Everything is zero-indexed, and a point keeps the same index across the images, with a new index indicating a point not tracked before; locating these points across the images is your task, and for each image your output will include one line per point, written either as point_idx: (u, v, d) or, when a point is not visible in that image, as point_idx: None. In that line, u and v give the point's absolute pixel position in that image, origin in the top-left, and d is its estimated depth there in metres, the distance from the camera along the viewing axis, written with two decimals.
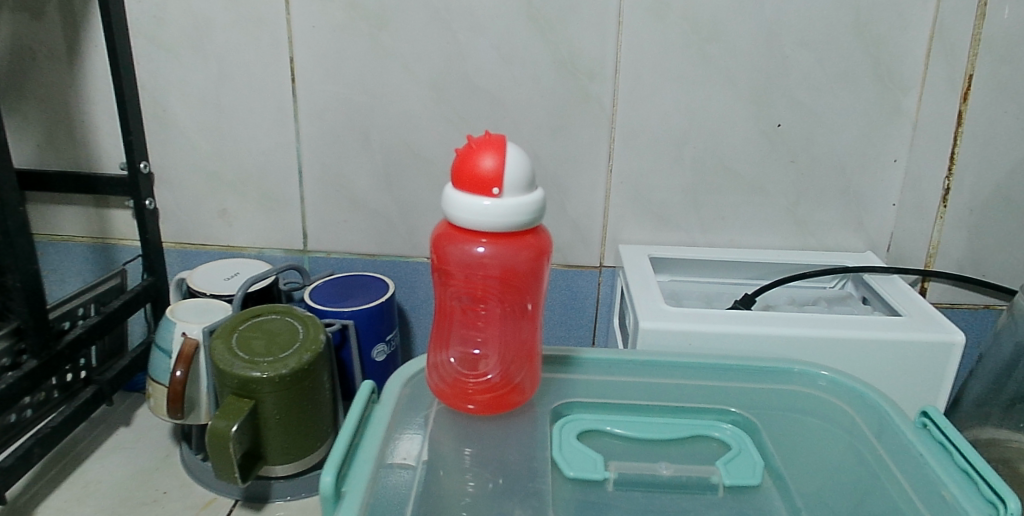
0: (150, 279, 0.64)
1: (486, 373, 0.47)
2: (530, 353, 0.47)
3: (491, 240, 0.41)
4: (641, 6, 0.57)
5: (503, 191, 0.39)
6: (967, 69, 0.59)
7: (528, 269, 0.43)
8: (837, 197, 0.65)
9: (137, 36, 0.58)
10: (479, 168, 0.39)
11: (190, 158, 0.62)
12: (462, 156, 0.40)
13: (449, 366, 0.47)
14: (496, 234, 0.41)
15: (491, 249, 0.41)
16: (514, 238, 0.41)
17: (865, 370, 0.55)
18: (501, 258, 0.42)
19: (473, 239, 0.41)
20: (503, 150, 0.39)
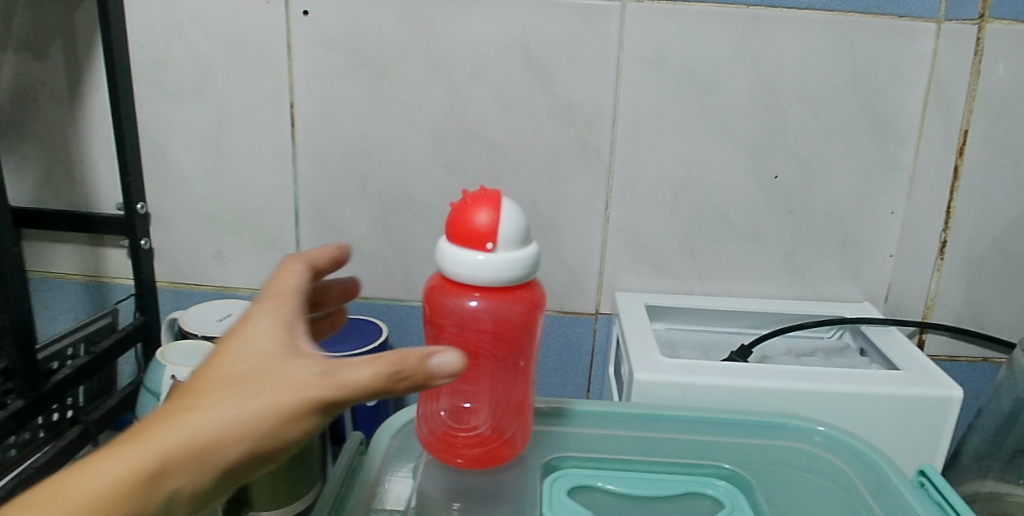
0: (143, 318, 0.63)
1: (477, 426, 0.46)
2: (522, 407, 0.47)
3: (484, 294, 0.40)
4: (640, 59, 0.58)
5: (497, 247, 0.39)
6: (962, 125, 0.61)
7: (521, 323, 0.42)
8: (834, 248, 0.65)
9: (139, 79, 0.59)
10: (474, 224, 0.39)
11: (187, 199, 0.62)
12: (457, 210, 0.40)
13: (439, 419, 0.47)
14: (491, 289, 0.40)
15: (485, 302, 0.41)
16: (508, 292, 0.41)
17: (862, 426, 0.54)
18: (494, 312, 0.41)
19: (467, 293, 0.41)
20: (498, 205, 0.39)
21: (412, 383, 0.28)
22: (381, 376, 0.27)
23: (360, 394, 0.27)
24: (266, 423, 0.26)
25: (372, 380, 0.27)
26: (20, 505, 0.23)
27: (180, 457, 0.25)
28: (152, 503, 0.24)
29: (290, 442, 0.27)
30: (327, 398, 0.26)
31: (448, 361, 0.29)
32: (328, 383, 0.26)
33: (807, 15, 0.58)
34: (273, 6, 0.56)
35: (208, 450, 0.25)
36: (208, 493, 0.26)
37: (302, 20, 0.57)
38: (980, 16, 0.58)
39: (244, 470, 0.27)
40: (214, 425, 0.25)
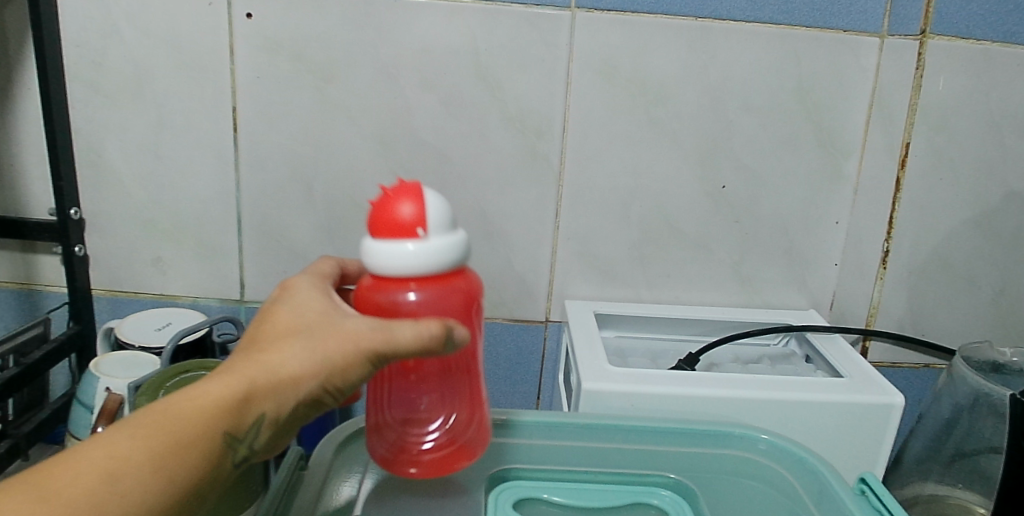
0: (77, 328, 0.61)
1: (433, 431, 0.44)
2: (478, 400, 0.45)
3: (421, 285, 0.38)
4: (589, 68, 0.59)
5: (428, 234, 0.37)
6: (905, 138, 0.61)
7: (466, 312, 0.40)
8: (779, 257, 0.66)
9: (73, 80, 0.57)
10: (400, 215, 0.37)
11: (124, 205, 0.60)
12: (377, 207, 0.38)
13: (394, 432, 0.45)
14: (428, 277, 0.37)
15: (424, 292, 0.38)
16: (446, 280, 0.38)
17: (806, 433, 0.55)
18: (434, 305, 0.38)
19: (402, 286, 0.38)
20: (421, 196, 0.38)
21: (422, 341, 0.32)
22: (419, 332, 0.32)
23: (410, 349, 0.32)
24: (339, 364, 0.32)
25: (404, 337, 0.32)
26: (128, 429, 0.29)
27: (262, 390, 0.31)
28: (246, 422, 0.31)
29: (355, 381, 0.33)
30: (391, 349, 0.32)
31: (454, 333, 0.34)
32: (389, 335, 0.32)
33: (754, 28, 0.59)
34: (216, 8, 0.55)
35: (287, 386, 0.31)
36: (285, 422, 0.32)
37: (245, 23, 0.55)
38: (921, 32, 0.59)
39: (321, 403, 0.33)
40: (293, 368, 0.31)
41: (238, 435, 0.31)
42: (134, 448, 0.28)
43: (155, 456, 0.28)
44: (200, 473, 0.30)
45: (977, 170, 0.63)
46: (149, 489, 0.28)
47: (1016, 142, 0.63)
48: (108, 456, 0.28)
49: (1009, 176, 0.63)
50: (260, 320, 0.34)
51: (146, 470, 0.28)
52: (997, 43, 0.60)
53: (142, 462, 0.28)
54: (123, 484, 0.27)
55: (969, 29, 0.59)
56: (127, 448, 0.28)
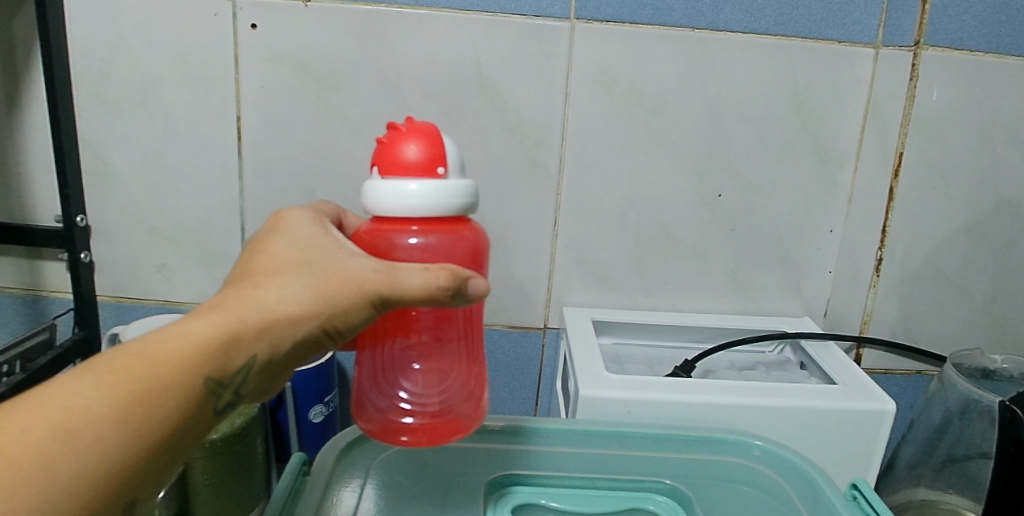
0: (82, 334, 0.61)
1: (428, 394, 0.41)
2: (475, 366, 0.43)
3: (423, 228, 0.37)
4: (588, 79, 0.60)
5: (431, 175, 0.36)
6: (898, 147, 0.63)
7: (470, 262, 0.39)
8: (774, 265, 0.67)
9: (80, 90, 0.58)
10: (404, 154, 0.36)
11: (129, 212, 0.61)
12: (383, 144, 0.38)
13: (386, 398, 0.42)
14: (432, 220, 0.37)
15: (427, 235, 0.37)
16: (451, 226, 0.38)
17: (799, 440, 0.56)
18: (435, 250, 0.38)
19: (403, 230, 0.37)
20: (437, 140, 0.37)
21: (446, 294, 0.35)
22: (428, 282, 0.35)
23: (417, 295, 0.35)
24: (335, 306, 0.33)
25: (428, 283, 0.35)
26: (110, 362, 0.29)
27: (253, 328, 0.32)
28: (234, 364, 0.31)
29: (349, 326, 0.35)
30: (389, 292, 0.34)
31: (475, 284, 0.37)
32: (392, 282, 0.34)
33: (751, 39, 0.60)
34: (221, 19, 0.56)
35: (281, 324, 0.32)
36: (270, 365, 0.33)
37: (250, 33, 0.56)
38: (915, 43, 0.60)
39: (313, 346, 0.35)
40: (292, 307, 0.33)
41: (224, 379, 0.32)
42: (118, 381, 0.29)
43: (130, 402, 0.28)
44: (182, 417, 0.30)
45: (970, 179, 0.64)
46: (121, 440, 0.28)
47: (1008, 152, 0.64)
48: (68, 410, 0.28)
49: (1000, 185, 0.65)
50: (252, 255, 0.36)
51: (120, 424, 0.28)
52: (989, 54, 0.61)
53: (116, 414, 0.28)
54: (88, 437, 0.27)
55: (962, 40, 0.60)
56: (112, 379, 0.29)
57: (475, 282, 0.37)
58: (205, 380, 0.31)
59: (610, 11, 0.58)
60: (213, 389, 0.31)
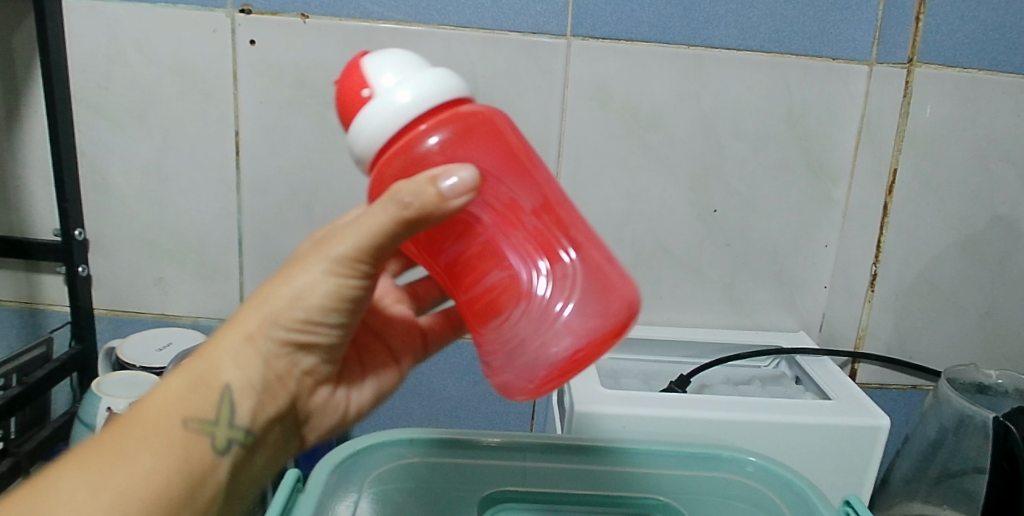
0: (79, 347, 0.62)
1: (562, 306, 0.32)
2: (581, 245, 0.34)
3: (432, 125, 0.31)
4: (585, 95, 0.60)
5: (410, 74, 0.30)
6: (892, 164, 0.63)
7: (497, 141, 0.33)
8: (770, 280, 0.67)
9: (80, 105, 0.58)
10: (372, 78, 0.30)
11: (128, 226, 0.61)
12: (338, 93, 0.32)
13: (520, 351, 0.32)
14: (437, 110, 0.31)
15: (442, 126, 0.31)
16: (457, 112, 0.31)
17: (793, 455, 0.56)
18: (460, 143, 0.32)
19: (415, 138, 0.31)
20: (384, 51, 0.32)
21: (435, 201, 0.28)
22: (386, 207, 0.29)
23: (386, 234, 0.30)
24: (293, 291, 0.32)
25: (399, 197, 0.28)
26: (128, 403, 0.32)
27: (251, 320, 0.32)
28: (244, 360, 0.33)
29: (324, 302, 0.32)
30: (346, 251, 0.31)
31: (456, 178, 0.28)
32: (343, 240, 0.31)
33: (745, 55, 0.61)
34: (220, 35, 0.56)
35: (243, 331, 0.32)
36: (254, 380, 0.33)
37: (249, 49, 0.57)
38: (909, 61, 0.61)
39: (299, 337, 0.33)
40: (250, 313, 0.32)
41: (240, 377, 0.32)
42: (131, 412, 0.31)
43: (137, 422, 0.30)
44: (177, 459, 0.30)
45: (963, 195, 0.65)
46: (107, 505, 0.27)
47: (1001, 168, 0.64)
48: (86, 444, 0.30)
49: (994, 200, 0.65)
50: None
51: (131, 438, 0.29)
52: (982, 71, 0.61)
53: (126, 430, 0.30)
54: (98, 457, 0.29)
55: (955, 57, 0.61)
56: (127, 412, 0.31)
57: (452, 176, 0.28)
58: (183, 416, 0.31)
59: (606, 28, 0.59)
60: (200, 423, 0.31)
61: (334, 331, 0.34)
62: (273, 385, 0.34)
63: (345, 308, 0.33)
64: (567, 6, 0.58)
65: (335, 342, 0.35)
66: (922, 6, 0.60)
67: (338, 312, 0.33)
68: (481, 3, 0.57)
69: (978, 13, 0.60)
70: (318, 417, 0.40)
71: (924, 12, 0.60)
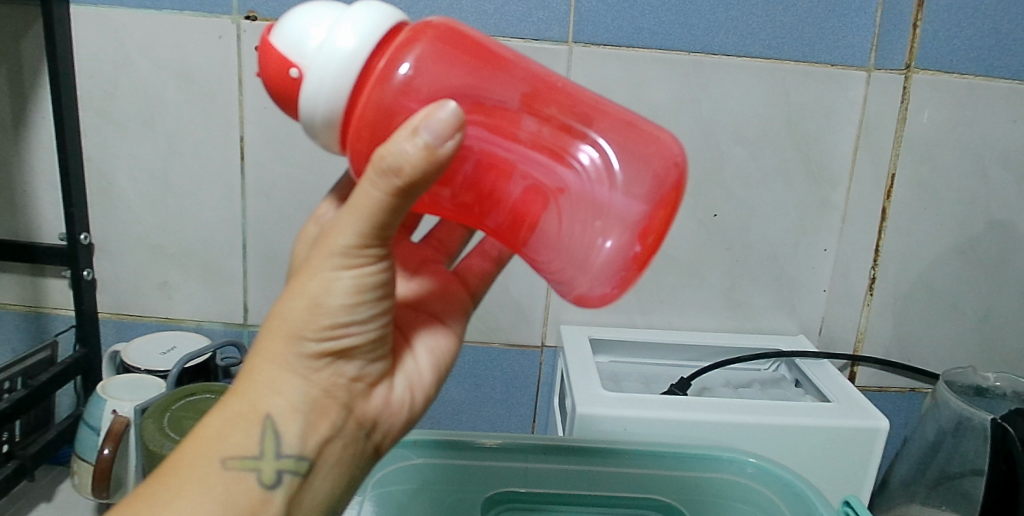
0: (83, 351, 0.62)
1: (608, 204, 0.32)
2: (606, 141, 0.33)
3: (393, 59, 0.29)
4: None
5: (345, 14, 0.28)
6: (890, 168, 0.64)
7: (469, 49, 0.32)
8: (770, 284, 0.68)
9: (86, 110, 0.59)
10: (301, 29, 0.28)
11: (133, 230, 0.62)
12: (263, 61, 0.29)
13: (581, 256, 0.32)
14: (386, 43, 0.29)
15: (404, 53, 0.29)
16: (411, 40, 0.30)
17: (793, 458, 0.56)
18: (429, 66, 0.30)
19: (382, 77, 0.29)
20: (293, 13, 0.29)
21: (418, 153, 0.26)
22: (376, 182, 0.27)
23: (383, 206, 0.27)
24: (306, 297, 0.29)
25: (383, 161, 0.26)
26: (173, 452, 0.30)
27: (270, 340, 0.29)
28: (270, 383, 0.29)
29: (338, 298, 0.29)
30: (347, 242, 0.28)
31: (434, 120, 0.26)
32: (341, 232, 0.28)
33: (745, 62, 0.61)
34: (225, 40, 0.57)
35: (265, 351, 0.29)
36: (295, 396, 0.29)
37: (253, 55, 0.57)
38: (906, 67, 0.62)
39: (329, 342, 0.29)
40: (269, 331, 0.30)
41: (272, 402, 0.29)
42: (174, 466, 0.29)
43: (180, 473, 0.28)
44: (221, 501, 0.28)
45: (960, 200, 0.65)
46: None
47: (998, 173, 0.65)
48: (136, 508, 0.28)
49: (992, 205, 0.66)
50: None
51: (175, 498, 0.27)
52: (979, 77, 0.62)
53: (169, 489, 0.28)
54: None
55: (952, 63, 0.62)
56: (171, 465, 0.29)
57: (430, 123, 0.26)
58: (224, 457, 0.29)
59: (607, 34, 0.59)
60: (243, 461, 0.29)
61: (369, 328, 0.30)
62: (323, 401, 0.30)
63: (370, 298, 0.29)
64: (569, 13, 0.59)
65: (378, 340, 0.31)
66: (918, 13, 0.61)
67: (364, 306, 0.29)
68: (484, 10, 0.58)
69: (974, 20, 0.61)
70: (394, 415, 0.34)
71: (921, 19, 0.61)
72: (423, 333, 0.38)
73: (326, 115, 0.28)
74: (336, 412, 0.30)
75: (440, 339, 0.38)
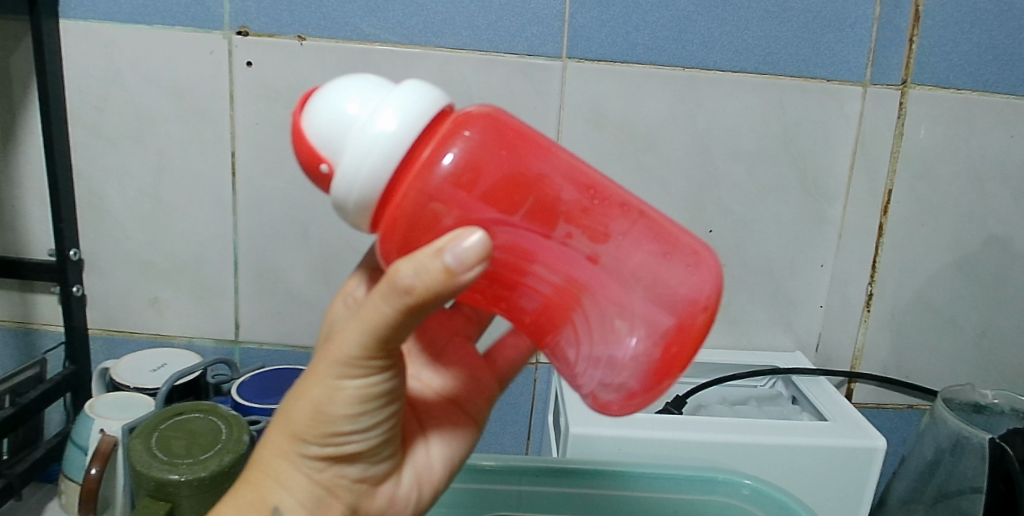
0: (72, 368, 0.61)
1: (637, 313, 0.31)
2: (639, 245, 0.32)
3: (434, 149, 0.29)
4: (581, 117, 0.61)
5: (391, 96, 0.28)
6: (886, 185, 0.64)
7: (507, 142, 0.31)
8: (766, 300, 0.67)
9: (76, 125, 0.58)
10: (345, 104, 0.28)
11: (123, 245, 0.61)
12: (301, 128, 0.29)
13: (610, 360, 0.32)
14: (429, 133, 0.29)
15: (444, 146, 0.29)
16: (454, 131, 0.30)
17: (790, 477, 0.55)
18: (470, 156, 0.30)
19: (425, 166, 0.29)
20: (329, 89, 0.29)
21: (443, 275, 0.27)
22: (388, 298, 0.28)
23: (389, 323, 0.29)
24: (315, 405, 0.32)
25: (404, 278, 0.27)
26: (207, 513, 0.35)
27: (283, 436, 0.33)
28: (283, 475, 0.33)
29: (343, 406, 0.32)
30: (352, 355, 0.31)
31: (464, 246, 0.26)
32: (346, 343, 0.31)
33: (740, 77, 0.61)
34: (217, 56, 0.57)
35: (277, 447, 0.33)
36: (305, 491, 0.33)
37: (245, 70, 0.57)
38: (903, 82, 0.61)
39: (334, 444, 0.32)
40: (282, 428, 0.33)
41: (283, 494, 0.33)
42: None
43: None
44: None
45: (957, 216, 0.65)
46: None
47: (995, 188, 0.64)
48: None
49: (989, 220, 0.65)
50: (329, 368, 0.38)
51: None
52: (975, 93, 0.62)
53: None
54: None
55: (949, 79, 0.61)
56: None
57: (454, 247, 0.27)
58: None
59: (601, 50, 0.59)
60: None
61: (370, 431, 0.33)
62: (327, 498, 0.34)
63: (372, 408, 0.32)
64: (563, 29, 0.58)
65: (381, 442, 0.34)
66: (914, 29, 0.60)
67: (367, 412, 0.32)
68: (477, 26, 0.58)
69: (971, 35, 0.61)
70: (399, 504, 0.37)
71: (916, 35, 0.60)
72: (438, 417, 0.40)
73: (360, 194, 0.28)
74: (342, 507, 0.34)
75: (457, 427, 0.41)
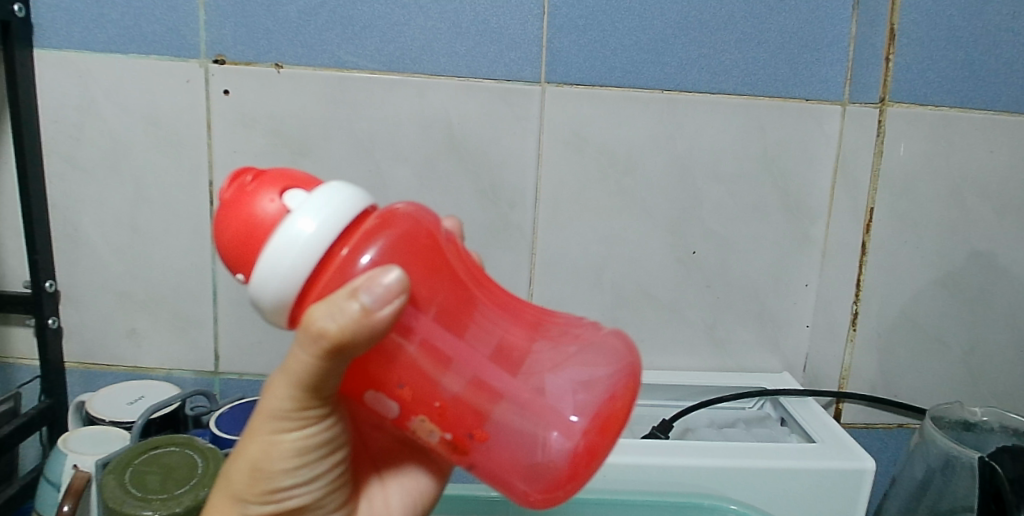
0: (48, 401, 0.60)
1: (551, 416, 0.34)
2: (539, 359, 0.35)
3: (353, 250, 0.31)
4: (561, 141, 0.61)
5: (311, 203, 0.30)
6: (868, 203, 0.64)
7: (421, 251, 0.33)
8: (752, 321, 0.67)
9: (50, 156, 0.58)
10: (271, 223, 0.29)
11: (100, 277, 0.61)
12: (230, 231, 0.30)
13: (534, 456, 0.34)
14: (347, 233, 0.30)
15: (364, 246, 0.31)
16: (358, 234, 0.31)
17: (781, 503, 0.54)
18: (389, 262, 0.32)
19: (344, 265, 0.30)
20: (259, 194, 0.30)
21: (359, 314, 0.29)
22: (306, 344, 0.31)
23: (316, 365, 0.32)
24: (250, 463, 0.36)
25: (314, 326, 0.30)
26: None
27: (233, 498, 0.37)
28: None
29: (279, 460, 0.36)
30: (285, 409, 0.35)
31: (374, 283, 0.29)
32: (276, 399, 0.35)
33: (720, 98, 0.61)
34: (193, 85, 0.57)
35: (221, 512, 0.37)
36: None
37: (222, 98, 0.57)
38: (881, 100, 0.61)
39: (275, 501, 0.37)
40: (225, 492, 0.37)
41: None
42: None
43: None
44: None
45: (941, 232, 0.65)
46: None
47: (977, 204, 0.64)
48: None
49: (972, 236, 0.65)
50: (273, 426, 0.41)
51: None
52: (954, 109, 0.62)
53: None
54: None
55: (927, 95, 0.62)
56: None
57: (371, 287, 0.29)
58: None
59: (580, 74, 0.59)
60: None
61: (310, 484, 0.37)
62: None
63: (307, 461, 0.37)
64: (541, 52, 0.59)
65: (322, 491, 0.38)
66: (890, 47, 0.60)
67: (303, 465, 0.37)
68: (456, 51, 0.58)
69: (947, 52, 0.61)
70: None
71: (892, 54, 0.60)
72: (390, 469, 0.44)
73: (274, 296, 0.29)
74: None
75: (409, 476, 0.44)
